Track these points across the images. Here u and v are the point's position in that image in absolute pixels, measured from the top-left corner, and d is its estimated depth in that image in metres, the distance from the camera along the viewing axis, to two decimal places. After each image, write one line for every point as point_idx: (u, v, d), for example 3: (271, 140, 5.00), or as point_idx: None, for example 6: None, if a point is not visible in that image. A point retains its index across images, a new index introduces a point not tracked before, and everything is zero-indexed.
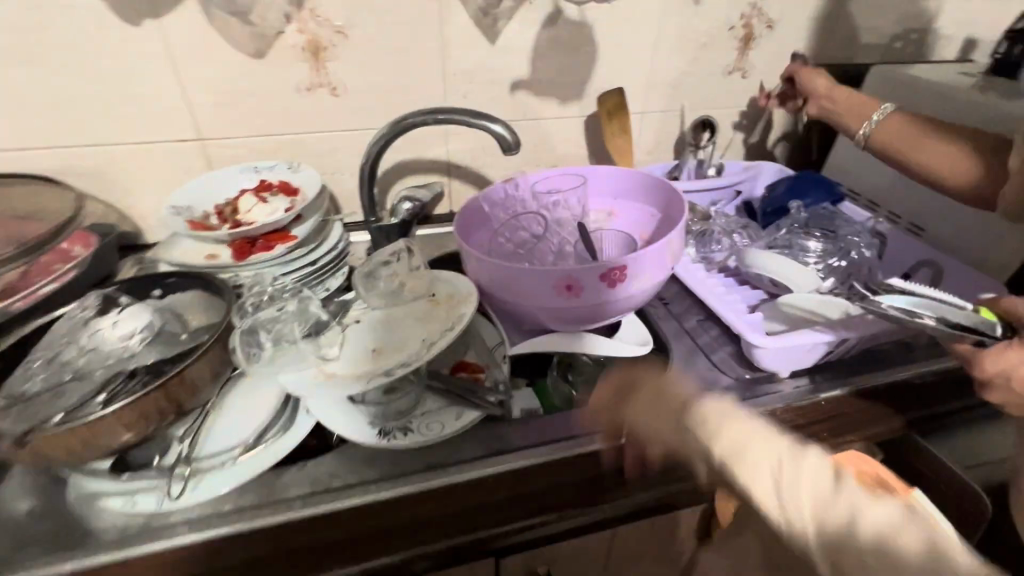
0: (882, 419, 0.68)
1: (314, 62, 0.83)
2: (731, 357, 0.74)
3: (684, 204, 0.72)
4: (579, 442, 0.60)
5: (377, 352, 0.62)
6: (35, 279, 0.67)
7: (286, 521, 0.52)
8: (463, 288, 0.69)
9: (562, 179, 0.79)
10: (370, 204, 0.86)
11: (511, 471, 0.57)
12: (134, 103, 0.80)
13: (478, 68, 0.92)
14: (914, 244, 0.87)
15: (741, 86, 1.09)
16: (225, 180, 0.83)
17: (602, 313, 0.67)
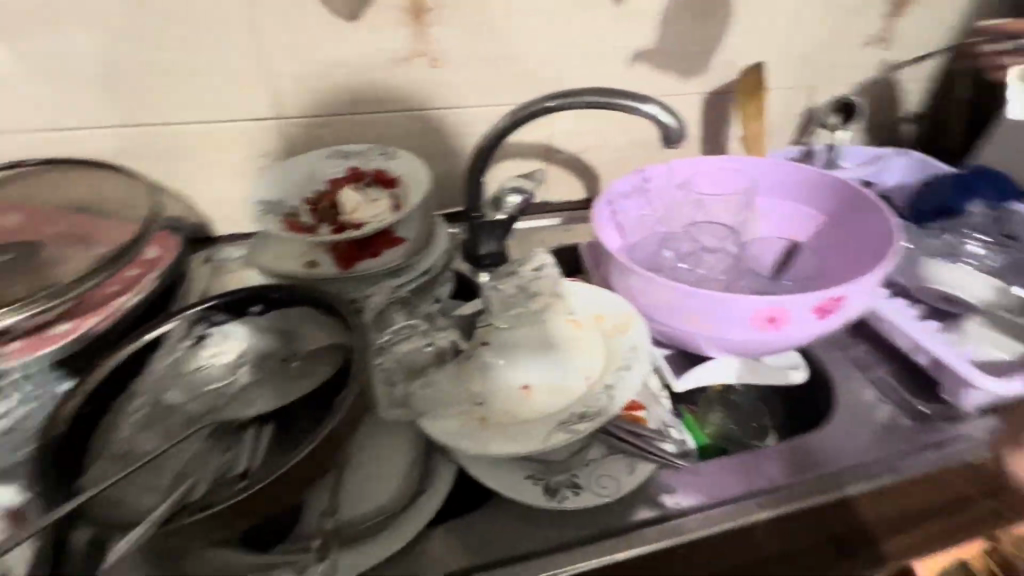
0: None
1: (414, 26, 0.70)
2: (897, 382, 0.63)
3: (888, 213, 0.59)
4: (767, 503, 0.51)
5: (532, 391, 0.53)
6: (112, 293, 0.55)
7: None
8: (618, 309, 0.57)
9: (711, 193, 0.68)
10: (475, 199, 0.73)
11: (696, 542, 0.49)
12: (206, 74, 0.68)
13: (597, 36, 0.78)
14: None
15: (881, 60, 0.94)
16: (311, 167, 0.71)
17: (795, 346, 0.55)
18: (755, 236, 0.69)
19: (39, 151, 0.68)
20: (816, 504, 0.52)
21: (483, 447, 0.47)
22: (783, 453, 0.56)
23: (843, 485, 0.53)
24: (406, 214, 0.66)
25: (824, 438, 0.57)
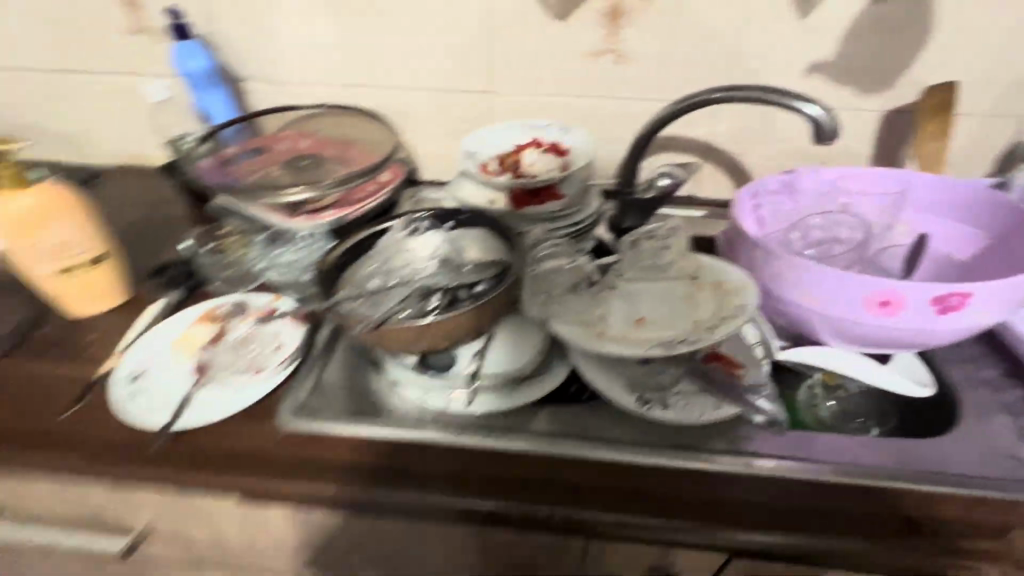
0: None
1: (610, 28, 0.85)
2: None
3: None
4: (844, 472, 0.55)
5: (643, 323, 0.63)
6: (362, 198, 0.78)
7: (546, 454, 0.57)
8: (735, 278, 0.65)
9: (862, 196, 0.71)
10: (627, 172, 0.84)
11: (764, 481, 0.55)
12: (446, 55, 0.91)
13: (777, 46, 0.84)
14: None
15: None
16: (504, 129, 0.89)
17: (905, 339, 0.60)
18: (891, 241, 0.71)
19: (329, 99, 0.97)
20: (902, 492, 0.54)
21: (594, 347, 0.60)
22: (879, 446, 0.57)
23: (939, 485, 0.54)
24: (571, 174, 0.81)
25: (931, 446, 0.57)
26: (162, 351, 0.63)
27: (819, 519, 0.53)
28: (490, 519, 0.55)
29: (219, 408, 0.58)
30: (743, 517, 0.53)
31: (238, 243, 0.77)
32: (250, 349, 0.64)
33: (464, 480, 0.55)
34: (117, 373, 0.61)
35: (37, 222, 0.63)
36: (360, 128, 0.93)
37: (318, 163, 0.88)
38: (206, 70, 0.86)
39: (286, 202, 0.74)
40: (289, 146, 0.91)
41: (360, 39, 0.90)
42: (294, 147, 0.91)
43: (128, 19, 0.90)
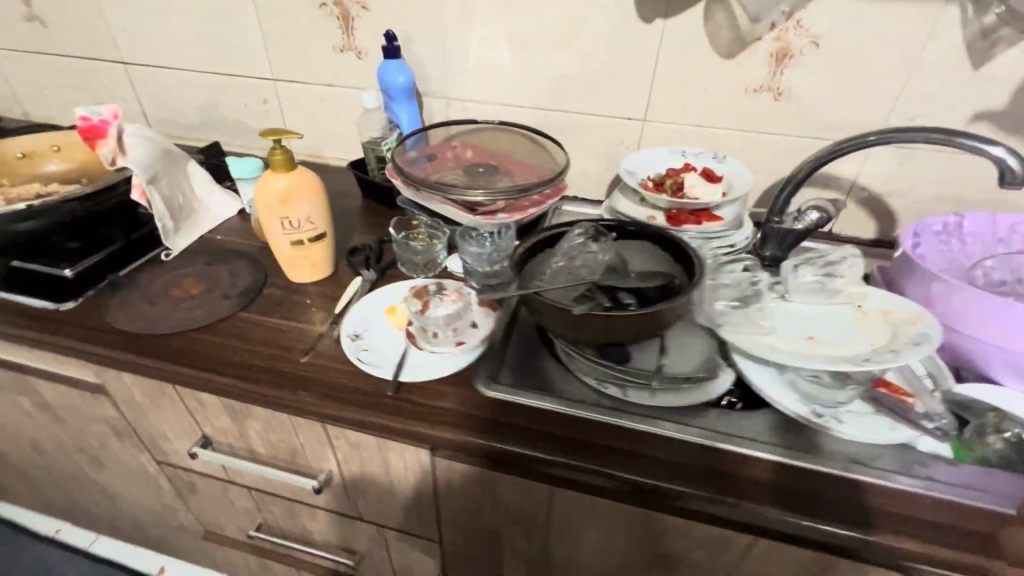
0: None
1: (774, 67, 0.91)
2: None
3: None
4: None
5: (817, 340, 0.67)
6: (529, 207, 0.87)
7: (724, 449, 0.61)
8: (906, 306, 0.68)
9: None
10: (779, 205, 0.90)
11: (944, 503, 0.57)
12: (611, 84, 0.99)
13: (943, 93, 0.87)
14: None
15: None
16: (659, 156, 0.99)
17: None
18: None
19: (495, 116, 1.09)
20: None
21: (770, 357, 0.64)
22: None
23: None
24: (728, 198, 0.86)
25: None
26: (378, 319, 0.74)
27: (997, 543, 0.54)
28: (659, 496, 0.60)
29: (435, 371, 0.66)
30: (921, 531, 0.55)
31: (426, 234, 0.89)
32: (452, 324, 0.72)
33: (639, 458, 0.61)
34: (344, 332, 0.72)
35: (289, 204, 0.75)
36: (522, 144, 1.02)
37: (495, 173, 0.97)
38: (406, 87, 0.97)
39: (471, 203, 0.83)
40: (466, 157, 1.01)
41: (535, 65, 1.01)
42: (461, 158, 1.02)
43: (342, 41, 1.06)
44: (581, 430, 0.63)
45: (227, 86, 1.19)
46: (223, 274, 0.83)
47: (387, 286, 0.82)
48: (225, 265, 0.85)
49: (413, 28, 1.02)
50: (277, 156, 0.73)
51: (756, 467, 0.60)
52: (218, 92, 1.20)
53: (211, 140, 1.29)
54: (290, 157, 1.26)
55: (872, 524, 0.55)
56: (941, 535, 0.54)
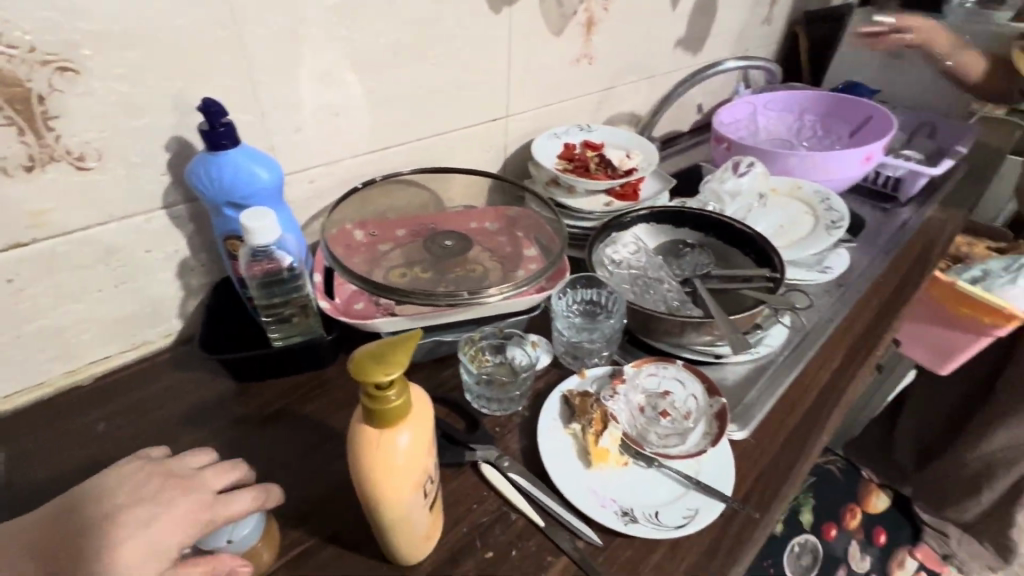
0: (961, 213, 1.16)
1: (586, 35, 0.99)
2: (872, 206, 1.15)
3: (858, 100, 1.07)
4: (881, 260, 0.97)
5: (782, 228, 0.91)
6: (534, 263, 0.71)
7: (830, 336, 0.77)
8: (781, 183, 0.97)
9: (777, 115, 1.12)
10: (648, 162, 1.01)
11: (880, 280, 0.91)
12: (473, 87, 0.85)
13: (664, 32, 1.17)
14: (914, 113, 1.34)
15: (769, 31, 1.48)
16: (541, 147, 0.96)
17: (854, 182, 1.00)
18: (793, 132, 1.11)
19: (354, 174, 0.77)
20: (892, 257, 0.99)
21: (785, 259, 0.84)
22: (871, 245, 1.02)
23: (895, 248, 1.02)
24: (635, 158, 0.92)
25: (876, 234, 1.06)
26: (604, 481, 0.54)
27: (902, 285, 0.92)
28: (854, 394, 0.72)
29: (722, 459, 0.56)
30: (897, 298, 0.87)
31: (478, 351, 0.65)
32: (661, 410, 0.59)
33: (831, 385, 0.70)
34: (610, 526, 0.50)
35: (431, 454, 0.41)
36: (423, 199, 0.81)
37: (466, 245, 0.75)
38: (278, 184, 0.58)
39: (505, 298, 0.61)
40: (398, 248, 0.74)
41: (391, 90, 0.75)
42: (374, 254, 0.72)
43: (27, 148, 0.50)
44: (791, 402, 0.67)
45: None
46: None
47: (541, 446, 0.57)
48: None
49: (189, 86, 0.57)
50: (398, 399, 0.36)
51: (846, 331, 0.79)
52: None
53: None
54: None
55: (890, 311, 0.84)
56: (898, 295, 0.88)
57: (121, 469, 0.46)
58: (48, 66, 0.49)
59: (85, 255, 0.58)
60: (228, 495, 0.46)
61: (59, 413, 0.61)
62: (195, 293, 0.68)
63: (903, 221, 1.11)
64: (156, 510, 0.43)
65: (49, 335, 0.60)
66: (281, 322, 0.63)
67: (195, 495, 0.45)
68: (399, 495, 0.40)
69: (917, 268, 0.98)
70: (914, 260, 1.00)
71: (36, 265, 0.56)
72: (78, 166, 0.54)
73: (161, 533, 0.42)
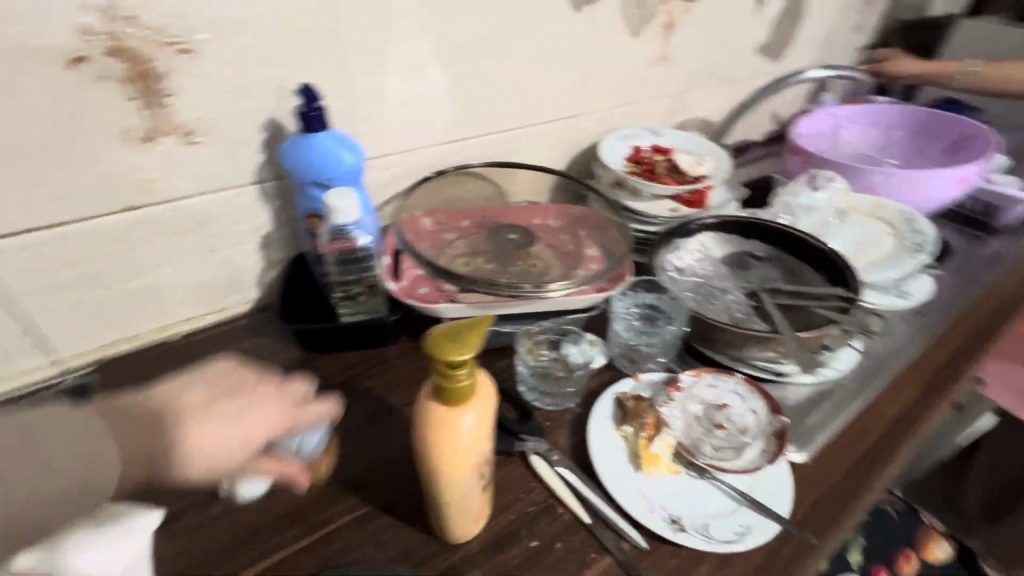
0: None
1: (664, 38, 0.98)
2: (962, 233, 1.07)
3: (953, 117, 1.00)
4: (968, 292, 0.90)
5: (858, 247, 0.86)
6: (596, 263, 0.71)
7: (906, 367, 0.72)
8: (862, 201, 0.92)
9: (861, 128, 1.06)
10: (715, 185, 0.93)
11: (967, 313, 0.84)
12: (547, 85, 0.86)
13: (745, 37, 1.13)
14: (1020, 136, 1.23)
15: (859, 41, 1.41)
16: (610, 149, 0.95)
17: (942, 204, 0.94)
18: (877, 148, 1.05)
19: (427, 164, 0.80)
20: (982, 289, 0.92)
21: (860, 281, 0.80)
22: (958, 275, 0.95)
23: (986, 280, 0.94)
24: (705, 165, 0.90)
25: (965, 264, 0.98)
26: (652, 487, 0.53)
27: (992, 320, 0.85)
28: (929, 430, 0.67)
29: (779, 479, 0.54)
30: (984, 334, 0.81)
31: (536, 344, 0.65)
32: (717, 422, 0.58)
33: (903, 418, 0.65)
34: (657, 532, 0.50)
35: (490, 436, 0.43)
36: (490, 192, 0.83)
37: (529, 239, 0.76)
38: (358, 168, 0.61)
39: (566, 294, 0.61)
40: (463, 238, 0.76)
41: (469, 84, 0.77)
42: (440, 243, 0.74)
43: (148, 121, 0.56)
44: (857, 431, 0.63)
45: None
46: None
47: (590, 445, 0.57)
48: None
49: (289, 71, 0.61)
50: (467, 379, 0.38)
51: (924, 363, 0.74)
52: None
53: None
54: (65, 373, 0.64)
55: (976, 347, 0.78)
56: (986, 330, 0.82)
57: (221, 364, 0.52)
58: (172, 48, 0.54)
59: (185, 222, 0.63)
60: (307, 404, 0.51)
61: (148, 365, 0.67)
62: (274, 266, 0.73)
63: (997, 251, 1.02)
64: (239, 411, 0.48)
65: (147, 292, 0.66)
66: (350, 299, 0.66)
67: (280, 399, 0.50)
68: (457, 472, 0.41)
69: (1010, 303, 0.90)
70: (1008, 294, 0.92)
71: (143, 228, 0.61)
72: (187, 140, 0.59)
73: (250, 425, 0.48)
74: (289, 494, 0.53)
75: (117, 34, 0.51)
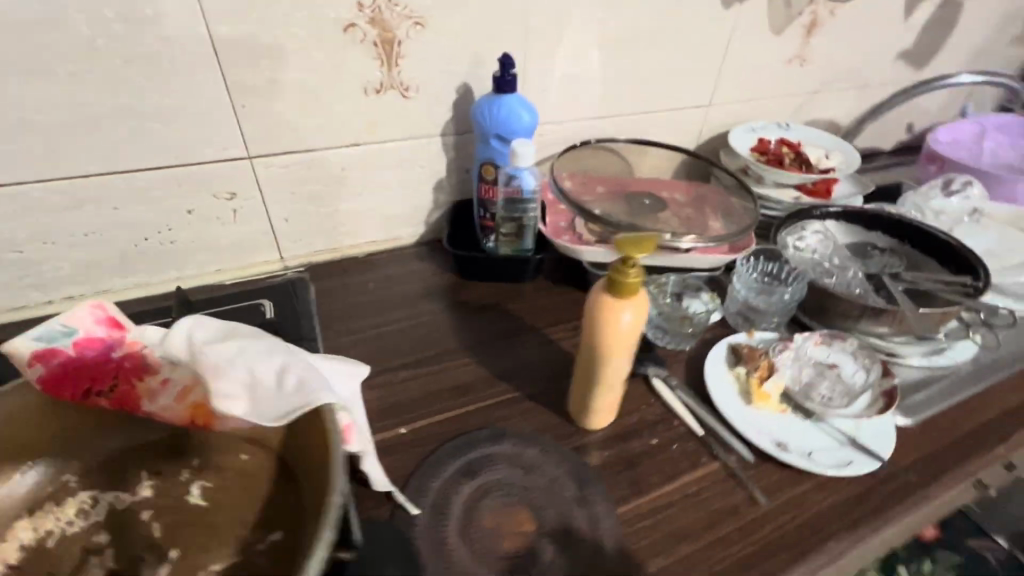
0: None
1: (805, 38, 1.02)
2: None
3: None
4: None
5: (990, 252, 0.86)
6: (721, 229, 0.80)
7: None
8: (1000, 208, 0.91)
9: (1007, 140, 1.04)
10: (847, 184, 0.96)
11: None
12: (689, 73, 0.95)
13: (889, 41, 1.13)
14: None
15: (1015, 54, 1.34)
16: (738, 137, 1.02)
17: None
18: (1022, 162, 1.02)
19: (573, 136, 0.92)
20: None
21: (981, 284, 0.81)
22: None
23: None
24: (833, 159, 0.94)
25: None
26: (761, 417, 0.61)
27: None
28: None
29: (885, 429, 0.60)
30: None
31: (660, 293, 0.75)
32: (827, 377, 0.65)
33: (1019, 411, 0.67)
34: (765, 453, 0.57)
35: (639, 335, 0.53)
36: (624, 165, 0.93)
37: (658, 207, 0.86)
38: (532, 128, 0.74)
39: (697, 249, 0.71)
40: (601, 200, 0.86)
41: (620, 68, 0.88)
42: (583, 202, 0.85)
43: (382, 77, 0.72)
44: (967, 414, 0.66)
45: (151, 187, 0.68)
46: (517, 477, 0.53)
47: (707, 377, 0.66)
48: (496, 462, 0.55)
49: (485, 46, 0.76)
50: (635, 278, 0.49)
51: None
52: (130, 202, 0.68)
53: (113, 289, 0.73)
54: (285, 269, 0.82)
55: None
56: None
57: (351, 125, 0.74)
58: (409, 20, 0.69)
59: (388, 161, 0.80)
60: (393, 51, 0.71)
61: (342, 270, 0.84)
62: (441, 206, 0.88)
63: None
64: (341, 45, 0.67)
65: (350, 214, 0.83)
66: (507, 238, 0.80)
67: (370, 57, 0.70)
68: (617, 359, 0.52)
69: None
70: None
71: (360, 160, 0.78)
72: (403, 95, 0.75)
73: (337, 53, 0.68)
74: (455, 374, 0.66)
75: (377, 7, 0.67)
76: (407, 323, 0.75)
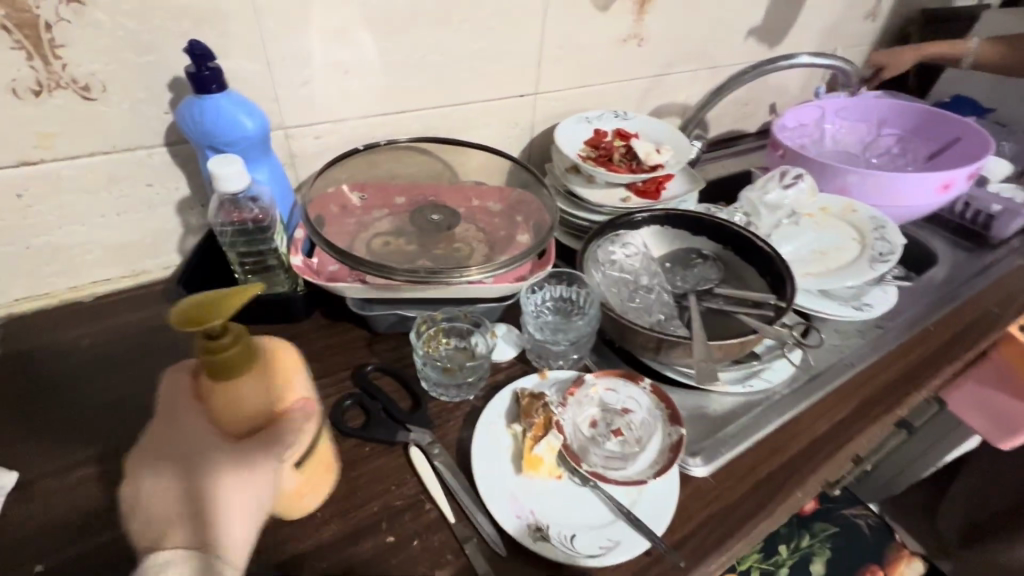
0: None
1: (637, 14, 0.91)
2: (946, 243, 1.00)
3: (953, 115, 0.91)
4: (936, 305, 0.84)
5: (822, 252, 0.79)
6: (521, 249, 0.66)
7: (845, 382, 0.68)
8: (833, 200, 0.86)
9: (851, 124, 0.98)
10: (683, 180, 0.87)
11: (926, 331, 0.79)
12: (502, 56, 0.81)
13: (736, 17, 1.05)
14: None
15: (869, 29, 1.30)
16: (570, 130, 0.90)
17: (920, 214, 0.88)
18: (867, 147, 0.97)
19: (363, 136, 0.77)
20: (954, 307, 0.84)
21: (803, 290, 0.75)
22: (930, 288, 0.88)
23: (955, 292, 0.88)
24: (665, 152, 0.85)
25: (941, 277, 0.91)
26: (529, 489, 0.51)
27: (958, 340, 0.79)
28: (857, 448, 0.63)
29: (667, 493, 0.51)
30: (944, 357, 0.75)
31: (436, 333, 0.63)
32: (613, 429, 0.55)
33: (829, 437, 0.61)
34: (521, 540, 0.47)
35: (274, 429, 0.42)
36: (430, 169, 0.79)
37: (457, 220, 0.72)
38: (258, 134, 0.59)
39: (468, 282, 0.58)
40: (391, 216, 0.71)
41: (405, 52, 0.73)
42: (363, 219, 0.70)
43: (36, 73, 0.54)
44: (781, 444, 0.60)
45: None
46: None
47: (477, 441, 0.54)
48: None
49: (193, 29, 0.58)
50: (231, 346, 0.39)
51: (863, 381, 0.69)
52: None
53: None
54: None
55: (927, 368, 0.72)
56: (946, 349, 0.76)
57: (10, 142, 0.56)
58: None
59: (92, 182, 0.62)
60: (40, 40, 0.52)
61: (55, 322, 0.66)
62: (195, 231, 0.71)
63: (982, 264, 0.95)
64: None
65: (57, 251, 0.64)
66: (261, 275, 0.64)
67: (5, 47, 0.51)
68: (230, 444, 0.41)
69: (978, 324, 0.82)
70: (979, 313, 0.84)
71: (44, 185, 0.60)
72: (83, 95, 0.57)
73: None
74: None
75: None
76: (124, 391, 0.59)
